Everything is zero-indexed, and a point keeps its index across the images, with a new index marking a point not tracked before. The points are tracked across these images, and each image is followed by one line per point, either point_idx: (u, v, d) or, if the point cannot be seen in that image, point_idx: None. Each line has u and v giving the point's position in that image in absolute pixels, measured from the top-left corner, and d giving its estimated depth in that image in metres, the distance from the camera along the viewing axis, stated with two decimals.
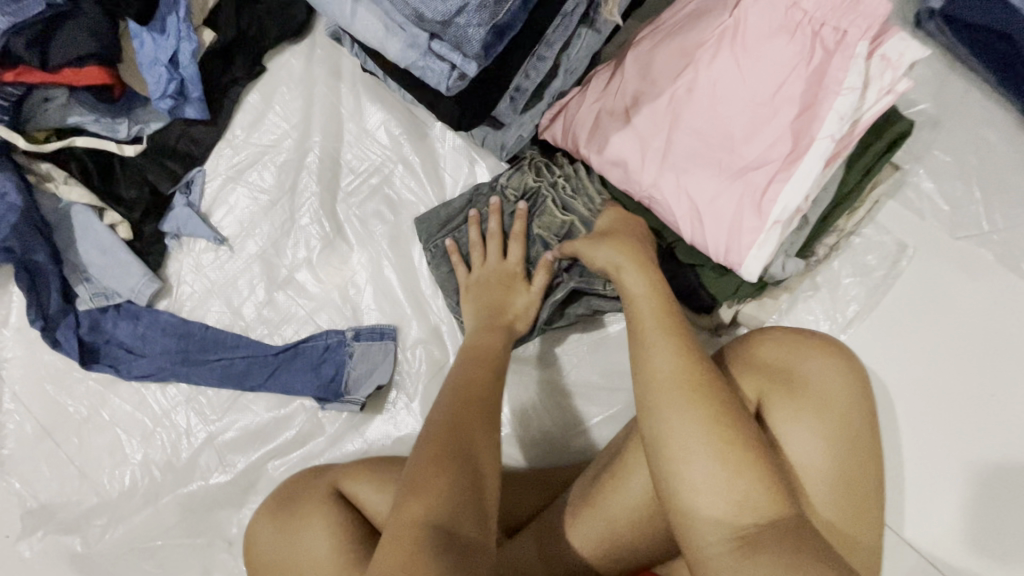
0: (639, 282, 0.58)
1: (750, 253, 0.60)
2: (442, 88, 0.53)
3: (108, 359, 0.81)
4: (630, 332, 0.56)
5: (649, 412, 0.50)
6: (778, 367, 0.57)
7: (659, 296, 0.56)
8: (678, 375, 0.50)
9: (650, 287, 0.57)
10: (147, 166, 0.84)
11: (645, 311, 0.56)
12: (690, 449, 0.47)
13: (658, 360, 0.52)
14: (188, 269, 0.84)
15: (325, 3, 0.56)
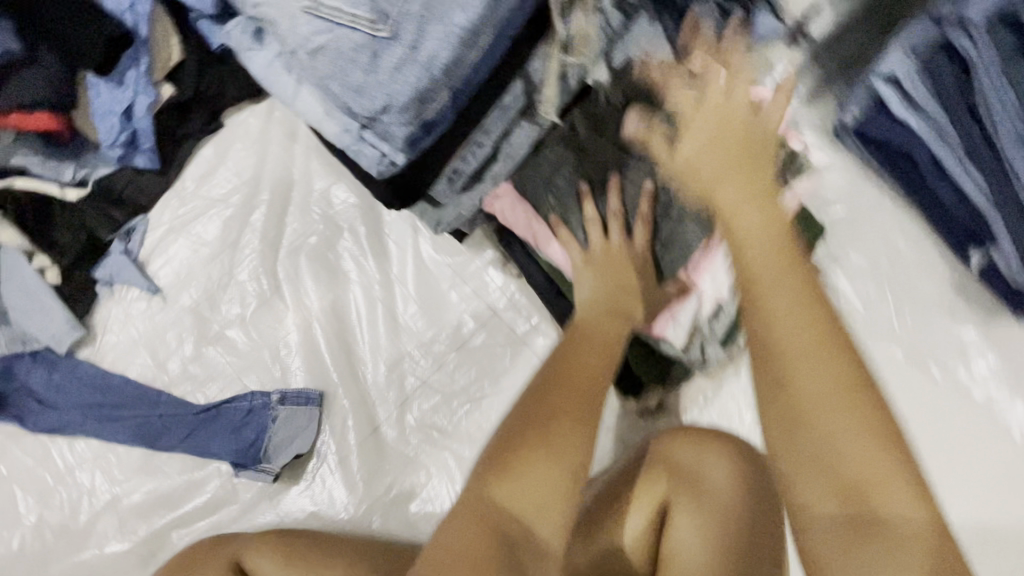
0: (754, 214, 0.52)
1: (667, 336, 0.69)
2: (371, 172, 0.56)
3: (16, 409, 0.77)
4: (743, 268, 0.50)
5: (774, 357, 0.45)
6: (689, 471, 0.60)
7: (779, 226, 0.52)
8: (798, 315, 0.46)
9: (767, 216, 0.52)
10: (86, 212, 0.82)
11: (769, 244, 0.50)
12: (809, 389, 0.43)
13: (778, 298, 0.47)
14: (115, 319, 0.82)
15: (270, 81, 0.59)
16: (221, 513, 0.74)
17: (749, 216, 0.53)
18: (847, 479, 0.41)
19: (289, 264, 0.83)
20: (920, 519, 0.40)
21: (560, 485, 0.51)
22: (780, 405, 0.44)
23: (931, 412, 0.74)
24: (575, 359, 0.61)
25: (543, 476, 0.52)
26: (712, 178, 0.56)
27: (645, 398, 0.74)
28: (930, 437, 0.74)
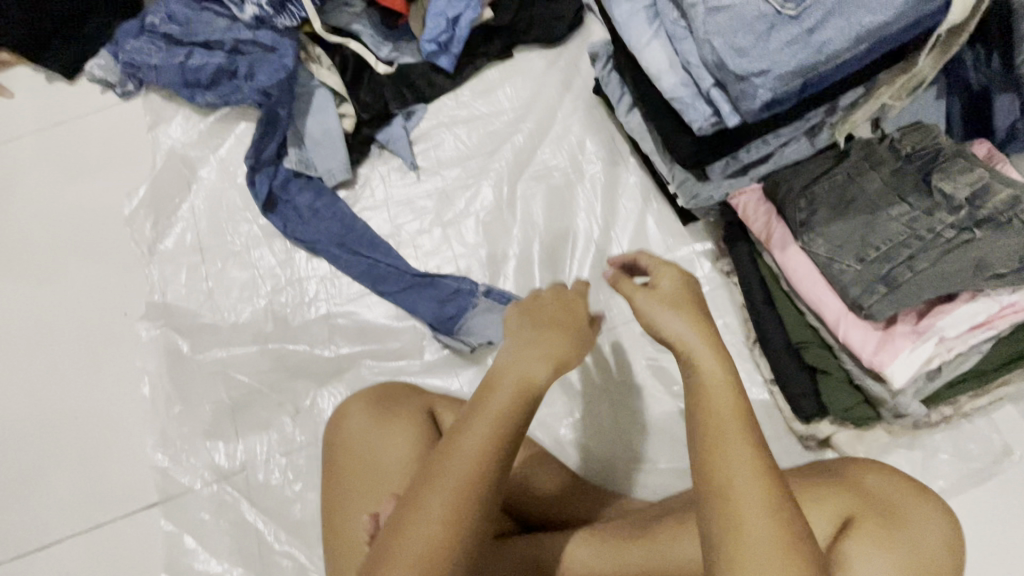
0: (679, 322, 0.56)
1: (896, 361, 0.66)
2: (694, 126, 0.63)
3: (281, 215, 0.91)
4: (693, 413, 0.52)
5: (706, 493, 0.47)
6: (875, 493, 0.61)
7: (722, 352, 0.53)
8: (732, 415, 0.50)
9: (693, 326, 0.55)
10: (387, 84, 0.96)
11: (719, 400, 0.51)
12: (746, 498, 0.45)
13: (716, 394, 0.51)
14: (376, 177, 0.95)
15: (627, 30, 0.68)
16: (406, 361, 0.85)
17: (721, 390, 0.51)
18: None
19: (529, 188, 0.93)
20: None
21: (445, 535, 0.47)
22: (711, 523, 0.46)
23: None
24: (504, 376, 0.55)
25: (473, 440, 0.51)
26: (680, 312, 0.56)
27: (816, 426, 0.75)
28: None
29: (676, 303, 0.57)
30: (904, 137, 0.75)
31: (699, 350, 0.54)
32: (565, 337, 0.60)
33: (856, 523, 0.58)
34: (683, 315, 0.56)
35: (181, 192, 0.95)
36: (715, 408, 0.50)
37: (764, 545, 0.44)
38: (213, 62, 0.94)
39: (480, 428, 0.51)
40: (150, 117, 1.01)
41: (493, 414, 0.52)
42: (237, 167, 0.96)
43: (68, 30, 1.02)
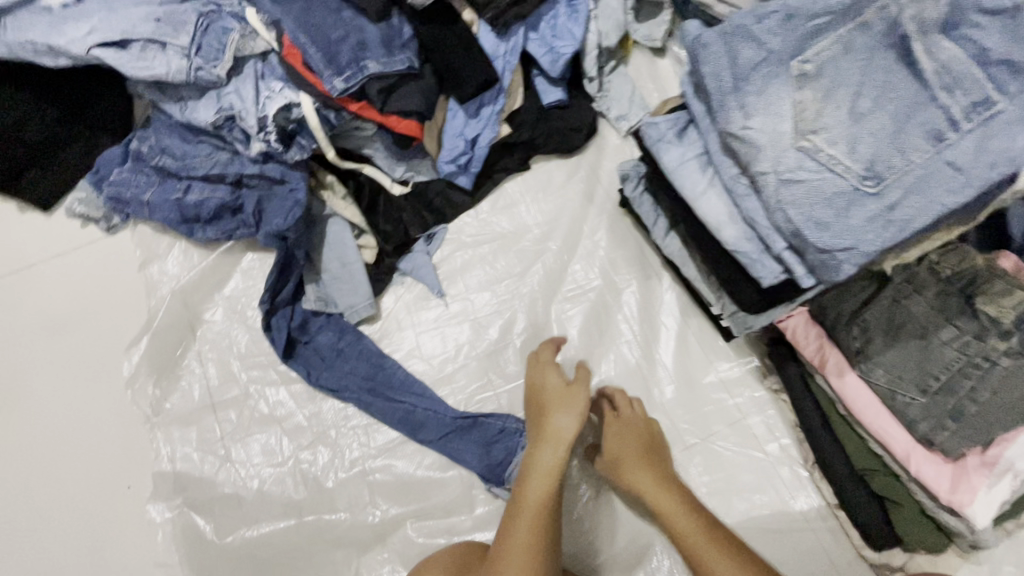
0: (631, 428, 0.79)
1: (974, 501, 0.66)
2: (764, 282, 0.62)
3: (302, 361, 0.84)
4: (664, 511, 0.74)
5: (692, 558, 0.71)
6: None
7: (663, 456, 0.79)
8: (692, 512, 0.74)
9: (640, 424, 0.80)
10: (405, 207, 0.91)
11: (677, 501, 0.74)
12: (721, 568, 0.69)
13: (676, 498, 0.75)
14: (400, 308, 0.89)
15: (679, 177, 0.67)
16: (456, 516, 0.79)
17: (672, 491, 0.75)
18: None
19: (563, 310, 0.90)
20: None
21: None
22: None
23: None
24: (535, 475, 0.73)
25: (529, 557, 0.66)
26: (632, 420, 0.80)
27: (888, 554, 0.74)
28: None
29: (629, 428, 0.79)
30: (943, 258, 0.73)
31: (650, 465, 0.77)
32: (570, 428, 0.75)
33: None
34: (632, 447, 0.78)
35: (185, 340, 0.87)
36: (675, 508, 0.74)
37: None
38: (216, 198, 0.87)
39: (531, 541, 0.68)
40: (142, 254, 0.92)
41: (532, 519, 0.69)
42: (247, 306, 0.89)
43: (40, 160, 0.91)
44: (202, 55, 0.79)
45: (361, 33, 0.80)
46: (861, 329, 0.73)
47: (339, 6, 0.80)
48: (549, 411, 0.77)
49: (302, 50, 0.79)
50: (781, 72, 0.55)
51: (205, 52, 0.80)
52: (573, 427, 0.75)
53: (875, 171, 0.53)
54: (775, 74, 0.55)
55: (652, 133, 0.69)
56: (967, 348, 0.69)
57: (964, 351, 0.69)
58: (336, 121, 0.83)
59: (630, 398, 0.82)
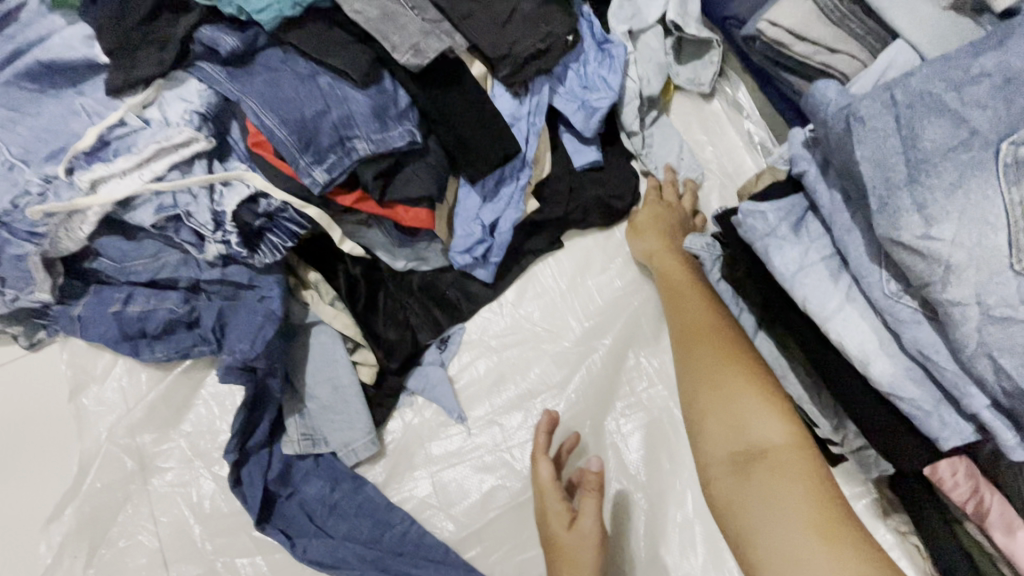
0: (652, 241, 0.73)
1: None
2: (943, 445, 0.44)
3: (283, 524, 0.64)
4: (682, 341, 0.65)
5: (703, 408, 0.60)
6: None
7: (687, 273, 0.70)
8: (701, 322, 0.64)
9: (659, 244, 0.73)
10: (411, 304, 0.73)
11: (689, 307, 0.66)
12: (729, 397, 0.58)
13: (689, 311, 0.66)
14: (411, 438, 0.70)
15: (801, 289, 0.48)
16: None
17: (691, 303, 0.66)
18: (761, 443, 0.56)
19: (618, 429, 0.71)
20: (796, 461, 0.54)
21: None
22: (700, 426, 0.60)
23: None
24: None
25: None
26: (653, 247, 0.73)
27: None
28: None
29: (656, 224, 0.74)
30: None
31: (663, 258, 0.71)
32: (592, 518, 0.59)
33: None
34: (680, 276, 0.69)
35: (129, 497, 0.66)
36: (697, 323, 0.64)
37: (771, 425, 0.56)
38: (166, 309, 0.67)
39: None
40: (73, 379, 0.72)
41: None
42: (209, 445, 0.69)
43: None
44: (9, 229, 0.64)
45: (345, 105, 0.63)
46: None
47: (312, 71, 0.63)
48: (558, 534, 0.60)
49: (270, 136, 0.61)
50: (984, 160, 0.38)
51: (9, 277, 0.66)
52: (593, 530, 0.58)
53: None
54: (977, 165, 0.38)
55: (757, 225, 0.51)
56: None
57: None
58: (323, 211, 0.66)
59: (659, 214, 0.75)
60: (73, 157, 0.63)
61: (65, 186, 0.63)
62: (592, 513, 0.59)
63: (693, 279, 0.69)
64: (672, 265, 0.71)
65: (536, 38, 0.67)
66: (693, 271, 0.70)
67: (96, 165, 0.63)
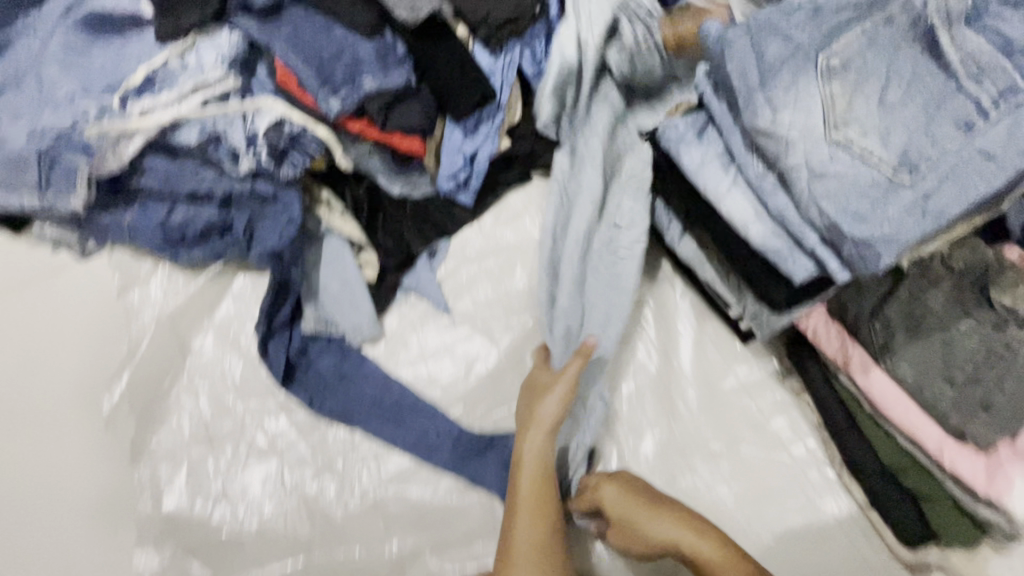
0: (614, 492, 0.74)
1: (1016, 493, 0.64)
2: (795, 278, 0.61)
3: (302, 387, 0.79)
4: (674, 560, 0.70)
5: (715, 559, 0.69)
6: None
7: (678, 535, 0.71)
8: (713, 556, 0.69)
9: (625, 492, 0.74)
10: (405, 222, 0.89)
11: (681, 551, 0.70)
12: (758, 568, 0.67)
13: (686, 538, 0.70)
14: (406, 326, 0.85)
15: (702, 179, 0.66)
16: (478, 546, 0.73)
17: (668, 530, 0.71)
18: None
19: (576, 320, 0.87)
20: None
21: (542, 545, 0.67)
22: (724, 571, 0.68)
23: None
24: (520, 531, 0.68)
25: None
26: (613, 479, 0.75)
27: (924, 552, 0.72)
28: None
29: (624, 507, 0.73)
30: (954, 252, 0.75)
31: (663, 533, 0.71)
32: (531, 469, 0.71)
33: None
34: (642, 502, 0.73)
35: (172, 369, 0.80)
36: (703, 555, 0.69)
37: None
38: (204, 217, 0.82)
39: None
40: (120, 280, 0.85)
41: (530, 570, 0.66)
42: (238, 331, 0.83)
43: None
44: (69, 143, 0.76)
45: (355, 51, 0.78)
46: (883, 324, 0.73)
47: (328, 23, 0.79)
48: (518, 456, 0.72)
49: (296, 73, 0.77)
50: (809, 67, 0.55)
51: (54, 183, 0.77)
52: (531, 477, 0.70)
53: (909, 161, 0.53)
54: (801, 70, 0.56)
55: (671, 134, 0.69)
56: (986, 337, 0.70)
57: (987, 338, 0.70)
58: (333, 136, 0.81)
59: (622, 498, 0.73)
60: (126, 91, 0.77)
61: (118, 114, 0.76)
62: (535, 443, 0.72)
63: (659, 503, 0.73)
64: (626, 533, 0.72)
65: (510, 5, 0.83)
66: (679, 517, 0.71)
67: (146, 97, 0.77)
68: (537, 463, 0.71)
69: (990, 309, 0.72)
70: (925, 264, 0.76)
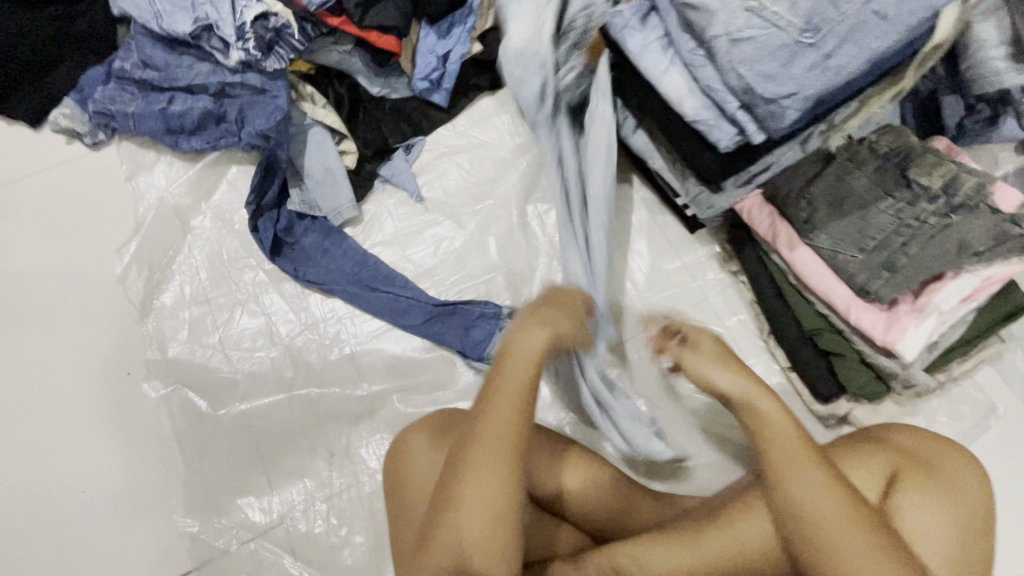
0: (764, 402, 0.64)
1: (906, 339, 0.73)
2: (721, 145, 0.67)
3: (289, 258, 0.88)
4: (768, 475, 0.60)
5: (785, 486, 0.58)
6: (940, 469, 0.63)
7: (799, 449, 0.60)
8: (802, 462, 0.59)
9: (743, 387, 0.66)
10: (383, 119, 0.96)
11: (787, 453, 0.60)
12: (830, 514, 0.56)
13: (787, 444, 0.60)
14: (383, 212, 0.94)
15: (643, 60, 0.71)
16: (439, 394, 0.84)
17: (788, 441, 0.60)
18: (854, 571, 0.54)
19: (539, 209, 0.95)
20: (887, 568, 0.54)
21: (493, 476, 0.56)
22: (793, 510, 0.57)
23: None
24: (479, 471, 0.56)
25: (484, 527, 0.55)
26: (730, 361, 0.67)
27: (835, 404, 0.81)
28: None
29: (790, 429, 0.62)
30: (879, 138, 0.83)
31: (778, 436, 0.61)
32: (511, 404, 0.59)
33: (904, 478, 0.62)
34: (792, 425, 0.62)
35: (175, 242, 0.90)
36: (797, 480, 0.58)
37: (850, 538, 0.55)
38: (200, 107, 0.90)
39: (487, 534, 0.55)
40: (128, 167, 0.95)
41: (479, 519, 0.55)
42: (232, 213, 0.93)
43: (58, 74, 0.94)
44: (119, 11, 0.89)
45: None
46: (808, 202, 0.80)
47: None
48: (496, 386, 0.60)
49: None
50: None
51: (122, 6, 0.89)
52: (509, 411, 0.59)
53: (813, 25, 0.60)
54: None
55: (617, 21, 0.74)
56: (900, 210, 0.77)
57: (901, 211, 0.77)
58: (312, 32, 0.89)
59: (774, 404, 0.64)
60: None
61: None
62: (518, 374, 0.61)
63: (795, 422, 0.62)
64: (765, 431, 0.62)
65: None
66: (808, 432, 0.61)
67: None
68: (516, 403, 0.59)
69: (907, 185, 0.79)
70: (851, 149, 0.83)
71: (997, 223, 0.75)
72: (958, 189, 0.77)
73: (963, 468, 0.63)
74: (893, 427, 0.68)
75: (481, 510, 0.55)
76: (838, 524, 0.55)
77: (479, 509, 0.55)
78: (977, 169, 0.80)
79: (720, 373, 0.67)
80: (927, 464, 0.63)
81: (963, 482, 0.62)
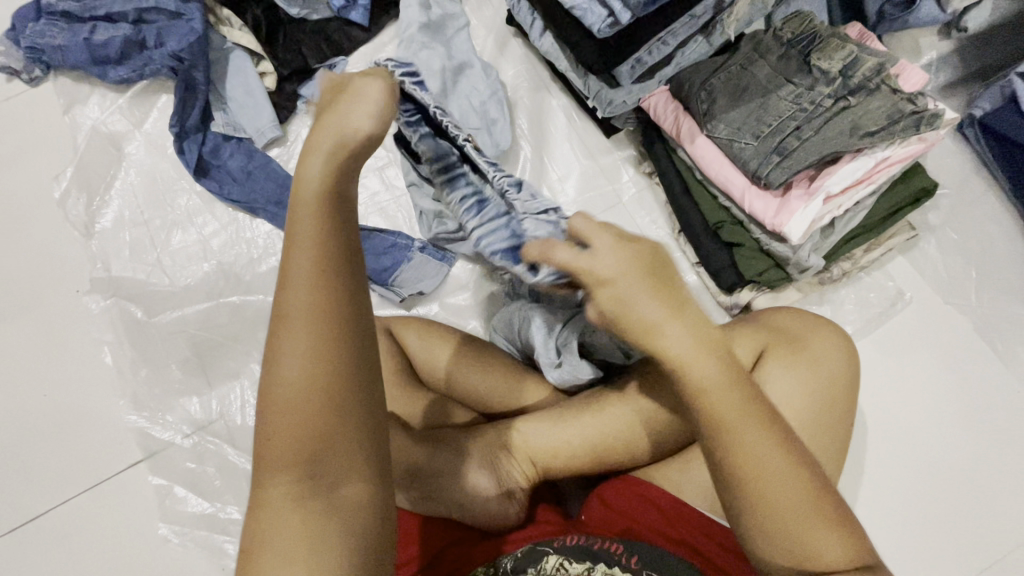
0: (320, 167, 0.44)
1: (794, 222, 0.75)
2: (594, 27, 0.75)
3: (214, 179, 0.93)
4: (731, 491, 0.48)
5: (745, 498, 0.47)
6: (806, 343, 0.69)
7: (773, 450, 0.47)
8: (768, 459, 0.47)
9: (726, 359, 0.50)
10: (303, 40, 0.98)
11: (756, 457, 0.47)
12: (793, 521, 0.46)
13: (748, 441, 0.47)
14: (307, 132, 0.97)
15: None
16: None
17: (755, 442, 0.47)
18: (831, 573, 0.46)
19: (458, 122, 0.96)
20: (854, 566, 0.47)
21: (300, 424, 0.39)
22: (755, 520, 0.47)
23: (985, 368, 0.85)
24: (276, 416, 0.39)
25: (327, 508, 0.38)
26: (331, 122, 0.46)
27: (737, 294, 0.84)
28: (978, 387, 0.84)
29: (745, 403, 0.49)
30: (786, 26, 0.82)
31: (740, 432, 0.48)
32: (298, 323, 0.40)
33: (770, 355, 0.68)
34: (749, 401, 0.49)
35: (110, 169, 0.95)
36: (758, 484, 0.47)
37: (819, 543, 0.46)
38: (120, 35, 0.93)
39: (340, 503, 0.38)
40: (63, 100, 0.98)
41: (284, 458, 0.39)
42: (164, 139, 0.96)
43: None
44: None
45: None
46: (706, 92, 0.80)
47: None
48: (271, 351, 0.40)
49: None
50: None
51: None
52: (298, 374, 0.39)
53: None
54: None
55: None
56: (799, 93, 0.78)
57: (799, 94, 0.78)
58: None
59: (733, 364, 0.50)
60: None
61: None
62: (303, 303, 0.40)
63: (755, 402, 0.49)
64: (730, 403, 0.48)
65: None
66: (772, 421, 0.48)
67: None
68: (311, 350, 0.39)
69: (808, 70, 0.79)
70: (756, 39, 0.83)
71: (892, 102, 0.75)
72: (857, 70, 0.77)
73: (828, 343, 0.70)
74: (776, 309, 0.75)
75: (284, 466, 0.39)
76: (802, 534, 0.46)
77: (291, 507, 0.38)
78: (881, 51, 0.79)
79: (685, 332, 0.49)
80: (796, 342, 0.69)
81: (827, 362, 0.68)
